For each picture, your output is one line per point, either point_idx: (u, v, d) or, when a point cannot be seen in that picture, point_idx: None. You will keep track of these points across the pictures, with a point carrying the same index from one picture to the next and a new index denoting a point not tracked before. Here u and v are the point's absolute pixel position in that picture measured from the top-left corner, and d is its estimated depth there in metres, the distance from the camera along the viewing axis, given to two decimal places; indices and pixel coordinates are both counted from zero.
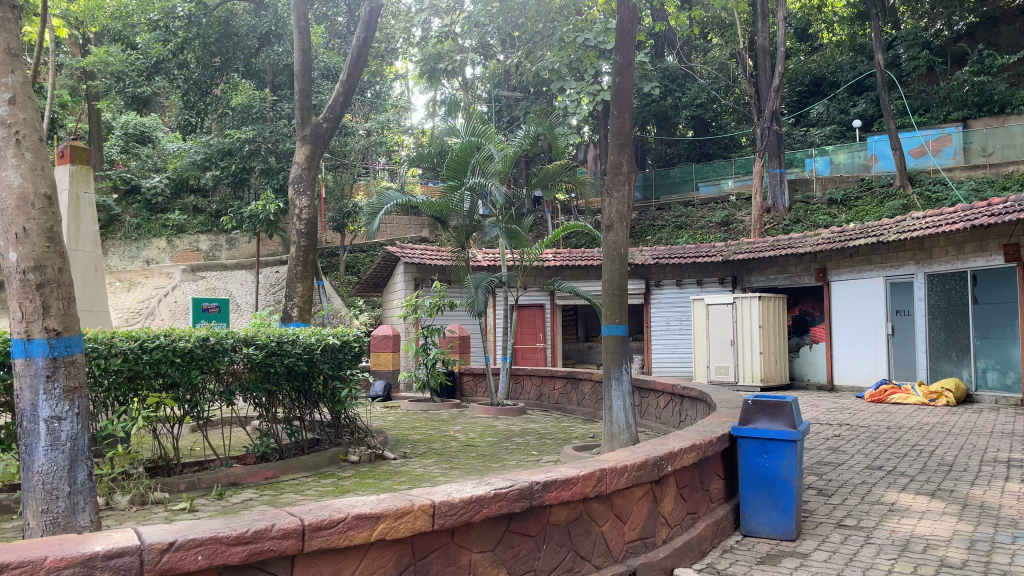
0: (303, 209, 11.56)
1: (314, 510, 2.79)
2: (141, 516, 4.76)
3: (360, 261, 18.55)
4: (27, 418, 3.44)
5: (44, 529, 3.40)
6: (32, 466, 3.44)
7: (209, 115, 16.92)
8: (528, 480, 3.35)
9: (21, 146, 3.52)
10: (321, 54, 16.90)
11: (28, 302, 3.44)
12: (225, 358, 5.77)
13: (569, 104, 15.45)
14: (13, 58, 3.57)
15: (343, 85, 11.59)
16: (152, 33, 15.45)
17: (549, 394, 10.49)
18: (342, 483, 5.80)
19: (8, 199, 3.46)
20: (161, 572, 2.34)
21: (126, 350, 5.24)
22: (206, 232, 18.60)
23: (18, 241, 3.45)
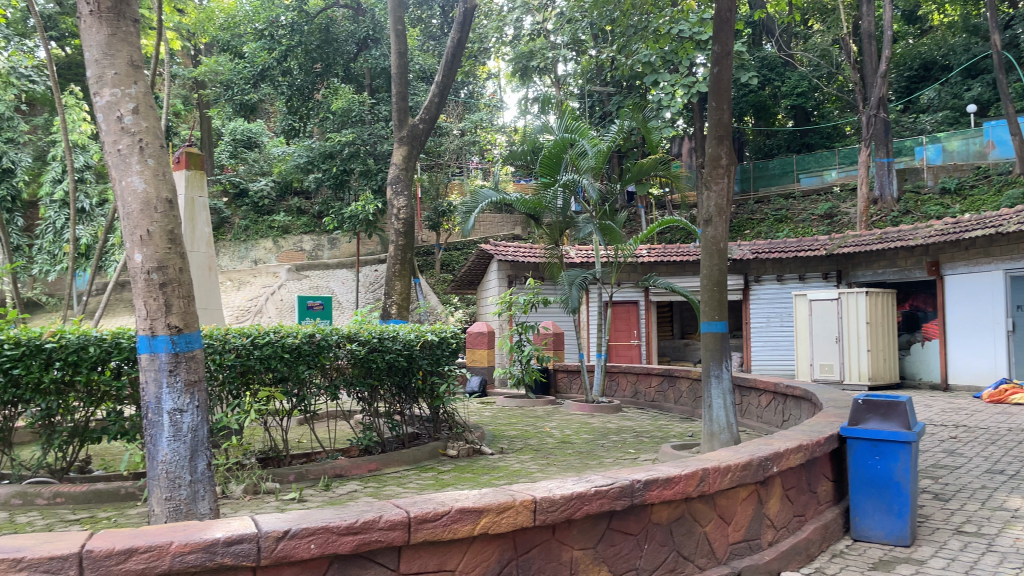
0: (401, 209, 11.84)
1: (420, 503, 2.88)
2: (254, 505, 4.96)
3: (455, 260, 18.81)
4: (152, 410, 3.65)
5: (167, 515, 3.58)
6: (157, 456, 3.62)
7: (311, 120, 17.47)
8: (628, 478, 3.32)
9: (145, 153, 3.73)
10: (417, 56, 17.24)
11: (153, 300, 3.64)
12: (329, 354, 5.97)
13: (663, 97, 15.17)
14: (136, 70, 3.78)
15: (438, 87, 11.73)
16: (259, 42, 16.22)
17: (645, 392, 10.36)
18: (442, 477, 5.89)
19: (133, 204, 3.66)
20: (277, 559, 2.49)
21: (239, 346, 5.53)
22: (309, 232, 19.19)
23: (143, 242, 3.66)
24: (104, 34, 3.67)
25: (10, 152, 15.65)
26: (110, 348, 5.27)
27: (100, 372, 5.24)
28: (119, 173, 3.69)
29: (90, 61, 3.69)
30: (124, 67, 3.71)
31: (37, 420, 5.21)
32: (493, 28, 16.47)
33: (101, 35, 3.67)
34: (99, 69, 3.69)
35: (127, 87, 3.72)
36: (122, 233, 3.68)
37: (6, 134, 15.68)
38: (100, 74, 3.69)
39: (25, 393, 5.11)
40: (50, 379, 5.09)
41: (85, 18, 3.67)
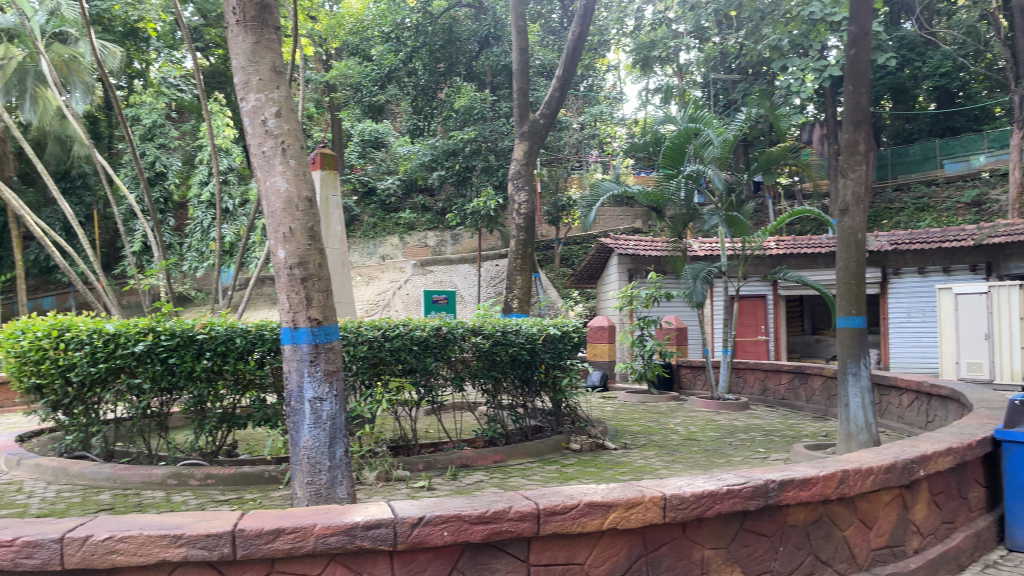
0: (522, 204, 11.95)
1: (549, 495, 2.98)
2: (386, 491, 5.15)
3: (575, 254, 18.78)
4: (295, 398, 3.85)
5: (309, 498, 3.77)
6: (299, 442, 3.83)
7: (436, 118, 17.93)
8: (762, 478, 3.22)
9: (287, 155, 3.92)
10: (537, 51, 17.29)
11: (295, 295, 3.84)
12: (455, 347, 6.13)
13: (792, 83, 14.57)
14: (278, 75, 3.97)
15: (559, 81, 11.71)
16: (386, 45, 16.77)
17: (774, 389, 10.01)
18: (566, 470, 5.89)
19: (277, 202, 3.87)
20: (412, 544, 2.71)
21: (372, 338, 5.77)
22: (434, 228, 19.71)
23: (286, 239, 3.86)
24: (249, 42, 3.89)
25: (162, 156, 16.83)
26: (255, 339, 5.60)
27: (245, 362, 5.57)
28: (264, 173, 3.90)
29: (238, 69, 3.93)
30: (268, 73, 3.90)
31: (190, 407, 5.60)
32: (613, 20, 16.35)
33: (247, 43, 3.89)
34: (245, 75, 3.91)
35: (270, 91, 3.92)
36: (267, 231, 3.90)
37: (159, 140, 16.85)
38: (247, 80, 3.91)
39: (179, 380, 5.49)
40: (202, 367, 5.46)
41: (232, 28, 3.90)
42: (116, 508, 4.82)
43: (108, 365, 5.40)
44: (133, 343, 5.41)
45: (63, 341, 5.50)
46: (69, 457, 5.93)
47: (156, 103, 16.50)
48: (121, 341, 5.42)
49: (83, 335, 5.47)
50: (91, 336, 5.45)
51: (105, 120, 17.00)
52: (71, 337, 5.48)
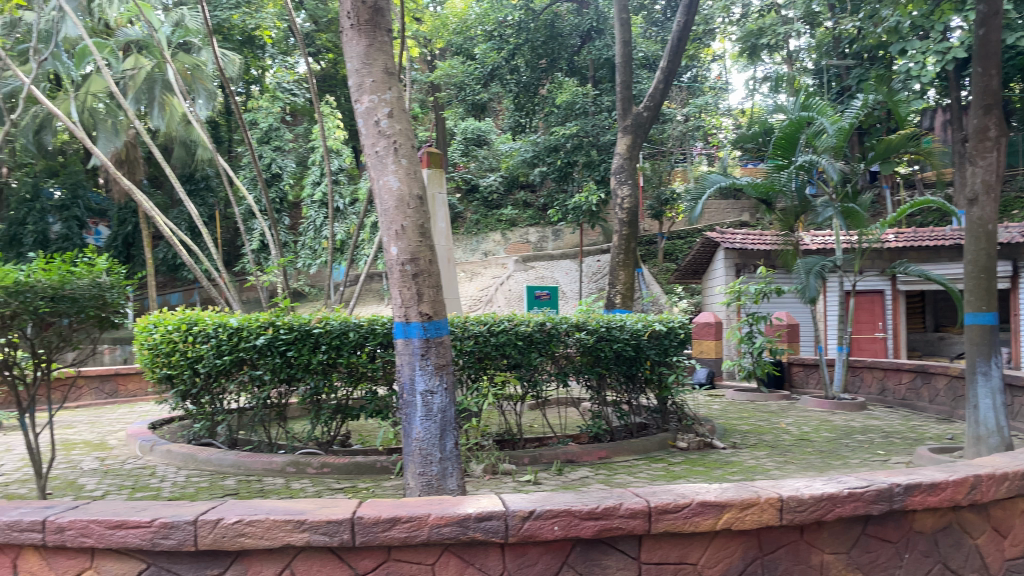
0: (625, 198, 11.84)
1: (661, 493, 2.95)
2: (493, 484, 5.21)
3: (679, 249, 18.44)
4: (407, 391, 3.96)
5: (421, 489, 3.86)
6: (412, 434, 3.93)
7: (537, 115, 17.98)
8: (887, 482, 3.07)
9: (399, 154, 4.01)
10: (640, 43, 17.04)
11: (407, 290, 3.94)
12: (559, 343, 6.15)
13: (911, 67, 13.84)
14: (390, 76, 4.07)
15: (663, 73, 11.50)
16: (489, 43, 16.86)
17: (894, 389, 9.54)
18: (673, 468, 5.79)
19: (389, 200, 3.98)
20: (523, 538, 2.76)
21: (477, 333, 5.89)
22: (535, 224, 19.89)
23: (398, 236, 3.96)
24: (363, 45, 4.01)
25: (278, 159, 17.43)
26: (367, 333, 5.79)
27: (358, 356, 5.76)
28: (377, 173, 4.02)
29: (353, 72, 4.06)
30: (380, 74, 4.01)
31: (307, 398, 5.84)
32: (720, 9, 15.97)
33: (361, 47, 4.01)
34: (360, 78, 4.03)
35: (382, 92, 4.02)
36: (381, 228, 4.01)
37: (275, 143, 17.49)
38: (361, 82, 4.03)
39: (297, 373, 5.73)
40: (318, 360, 5.69)
41: (347, 32, 4.04)
42: (241, 493, 5.08)
43: (232, 357, 5.69)
44: (255, 337, 5.68)
45: (191, 334, 5.86)
46: (197, 444, 6.29)
47: (272, 107, 17.21)
48: (243, 334, 5.71)
49: (209, 329, 5.80)
50: (216, 329, 5.77)
51: (225, 125, 17.92)
52: (199, 330, 5.82)
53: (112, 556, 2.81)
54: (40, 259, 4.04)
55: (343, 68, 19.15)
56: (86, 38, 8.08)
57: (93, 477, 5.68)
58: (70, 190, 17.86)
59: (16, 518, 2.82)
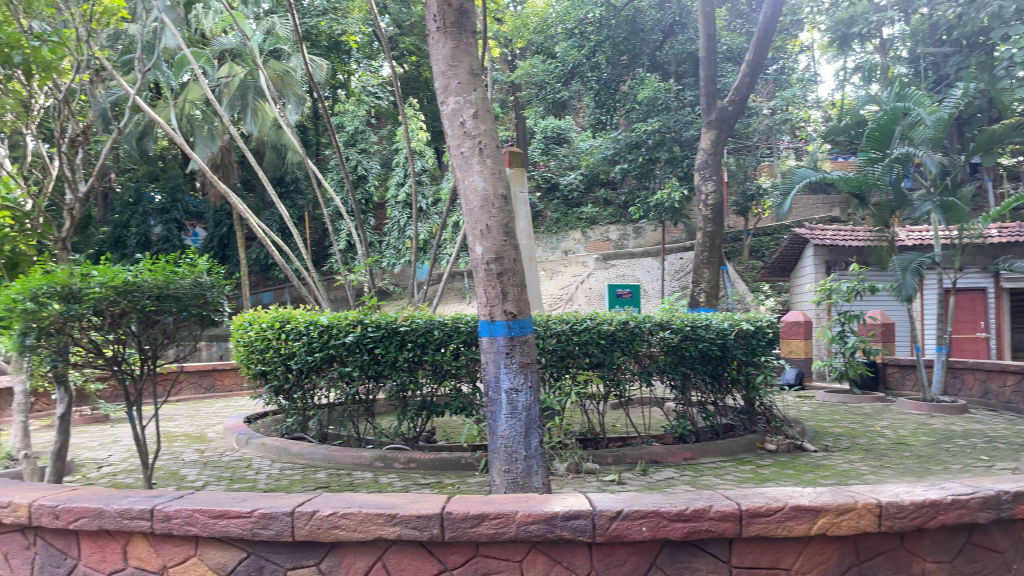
0: (709, 194, 11.64)
1: (752, 496, 2.90)
2: (577, 484, 5.21)
3: (766, 245, 18.00)
4: (493, 389, 4.01)
5: (506, 486, 3.90)
6: (497, 431, 3.97)
7: (618, 111, 17.84)
8: (994, 489, 2.93)
9: (484, 154, 4.05)
10: (724, 35, 16.68)
11: (492, 289, 3.98)
12: (643, 342, 6.10)
13: (1015, 53, 13.10)
14: (476, 78, 4.11)
15: (749, 66, 11.21)
16: (570, 41, 17.07)
17: (998, 392, 9.06)
18: (762, 471, 5.65)
19: (474, 200, 4.03)
20: (611, 538, 2.75)
21: (560, 331, 5.92)
22: (616, 222, 19.60)
23: (484, 235, 4.00)
24: (448, 48, 4.07)
25: (364, 161, 17.76)
26: (451, 331, 5.88)
27: (443, 353, 5.86)
28: (463, 173, 4.07)
29: (439, 74, 4.12)
30: (466, 76, 4.05)
31: (393, 394, 5.98)
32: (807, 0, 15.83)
33: (446, 49, 4.07)
34: (446, 79, 4.09)
35: (468, 94, 4.07)
36: (466, 227, 4.06)
37: (360, 146, 17.80)
38: (447, 84, 4.09)
39: (384, 369, 5.87)
40: (404, 357, 5.82)
41: (433, 35, 4.10)
42: (331, 487, 5.23)
43: (322, 353, 5.88)
44: (344, 334, 5.86)
45: (284, 332, 6.08)
46: (289, 438, 6.51)
47: (358, 110, 17.61)
48: (333, 332, 5.89)
49: (301, 327, 6.01)
50: (308, 327, 5.98)
51: (313, 129, 18.45)
52: (291, 328, 6.04)
53: (215, 544, 2.94)
54: (146, 260, 4.27)
55: (426, 71, 19.47)
56: (183, 48, 8.41)
57: (194, 468, 5.95)
58: (170, 193, 18.75)
59: (126, 505, 2.98)
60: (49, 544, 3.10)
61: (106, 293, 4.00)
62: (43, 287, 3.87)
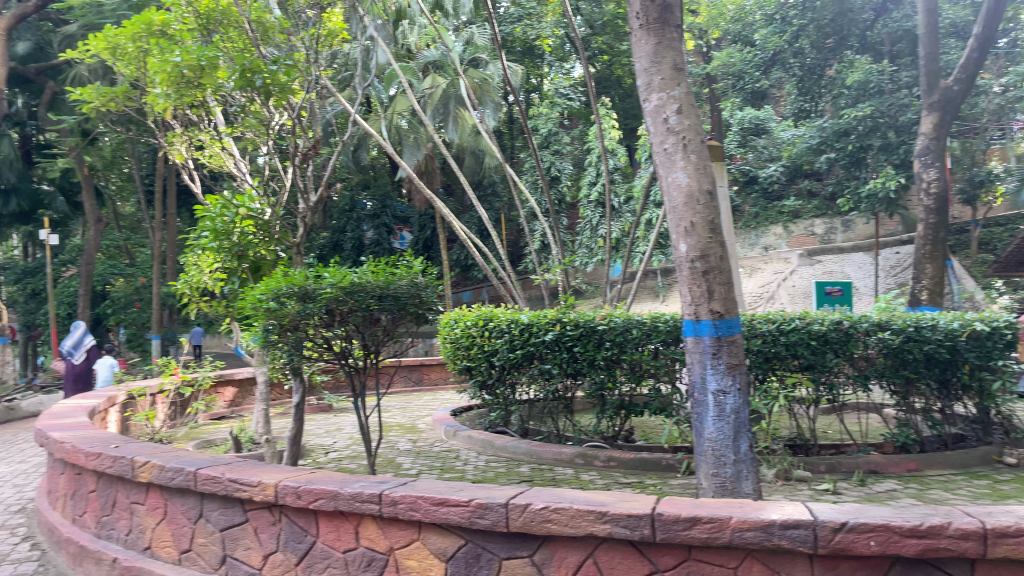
0: (931, 182, 10.64)
1: (997, 515, 2.63)
2: (788, 491, 5.01)
3: (998, 237, 16.24)
4: (699, 390, 3.93)
5: (714, 490, 3.81)
6: (704, 434, 3.89)
7: (824, 98, 16.84)
8: None
9: (688, 150, 3.97)
10: (946, 8, 15.26)
11: (697, 287, 3.89)
12: (857, 343, 5.71)
13: None
14: (679, 72, 4.04)
15: (978, 40, 10.20)
16: (770, 27, 16.23)
17: None
18: (1001, 487, 5.10)
19: (678, 197, 3.96)
20: (834, 550, 2.60)
21: (766, 332, 5.74)
22: (822, 215, 18.54)
23: (688, 233, 3.92)
24: (651, 44, 4.03)
25: (557, 162, 18.03)
26: (650, 330, 5.79)
27: (641, 353, 5.80)
28: (666, 170, 4.02)
29: (642, 71, 4.10)
30: (669, 72, 4.00)
31: (592, 393, 6.02)
32: None
33: (649, 45, 4.03)
34: (648, 76, 4.06)
35: (671, 89, 4.01)
36: (670, 226, 4.00)
37: (553, 147, 18.07)
38: (650, 81, 4.06)
39: (583, 368, 5.95)
40: (604, 356, 5.84)
41: (636, 32, 4.09)
42: (535, 481, 5.38)
43: (523, 351, 6.10)
44: (544, 332, 6.02)
45: (488, 329, 6.35)
46: (493, 432, 6.77)
47: (551, 112, 17.91)
48: (533, 330, 6.08)
49: (503, 325, 6.25)
50: (509, 325, 6.20)
51: (509, 133, 19.03)
52: (494, 326, 6.31)
53: (436, 530, 3.11)
54: (369, 263, 4.62)
55: (618, 69, 19.47)
56: (391, 63, 8.88)
57: (408, 457, 6.36)
58: (380, 200, 20.14)
59: (358, 489, 3.22)
60: (292, 521, 3.42)
61: (335, 294, 4.36)
62: (283, 288, 4.36)
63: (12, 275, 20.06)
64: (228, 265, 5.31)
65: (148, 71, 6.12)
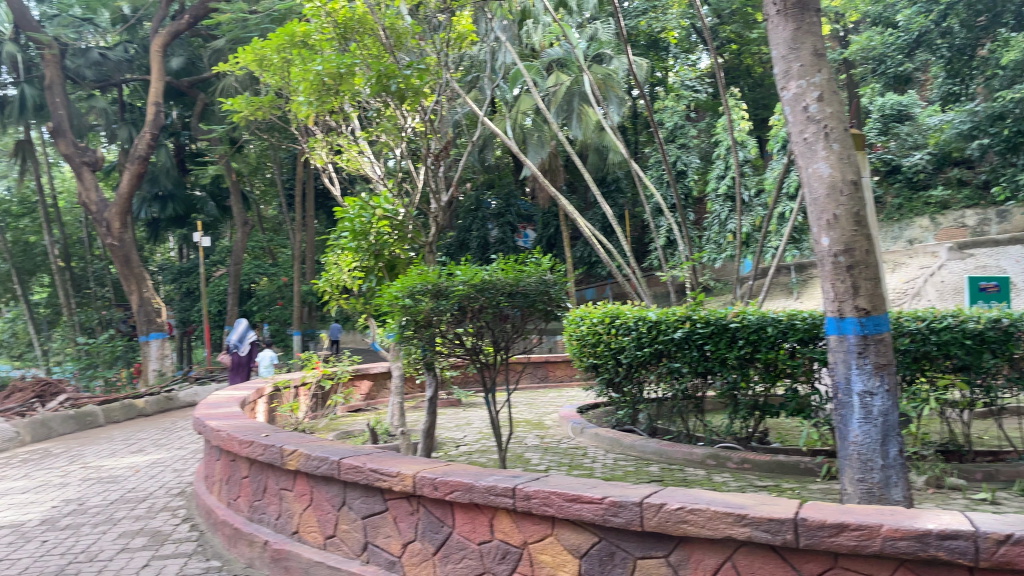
0: None
1: None
2: (940, 500, 4.68)
3: None
4: (843, 390, 3.75)
5: (861, 496, 3.64)
6: (848, 437, 3.71)
7: (975, 80, 15.76)
8: None
9: (830, 138, 3.78)
10: None
11: (841, 283, 3.70)
12: (1019, 343, 5.23)
13: None
14: (820, 58, 3.86)
15: None
16: (914, 8, 15.54)
17: None
18: None
19: (819, 189, 3.78)
20: (998, 564, 2.41)
21: (915, 330, 5.41)
22: (973, 205, 17.28)
23: (831, 226, 3.73)
24: (789, 30, 3.88)
25: (683, 156, 17.68)
26: (786, 328, 5.55)
27: (777, 352, 5.57)
28: (806, 161, 3.85)
29: (779, 59, 3.95)
30: (809, 57, 3.83)
31: (724, 392, 5.86)
32: None
33: (787, 31, 3.89)
34: (786, 64, 3.91)
35: (811, 76, 3.84)
36: (811, 219, 3.83)
37: (680, 141, 17.73)
38: (788, 68, 3.90)
39: (715, 367, 5.80)
40: (735, 355, 5.65)
41: (773, 19, 3.95)
42: (665, 481, 5.29)
43: (651, 348, 6.02)
44: (673, 330, 5.91)
45: (615, 327, 6.31)
46: (620, 430, 6.73)
47: (677, 106, 17.58)
48: (661, 327, 5.98)
49: (630, 322, 6.20)
50: (637, 322, 6.13)
51: (633, 128, 18.85)
52: (621, 323, 6.26)
53: (570, 526, 3.11)
54: (499, 261, 4.68)
55: (748, 58, 18.91)
56: (517, 63, 8.92)
57: (537, 452, 6.41)
58: (505, 199, 20.42)
59: (492, 483, 3.27)
60: (429, 512, 3.51)
61: (467, 291, 4.45)
62: (418, 286, 4.50)
63: (170, 275, 21.76)
64: (366, 264, 5.55)
65: (291, 80, 6.48)
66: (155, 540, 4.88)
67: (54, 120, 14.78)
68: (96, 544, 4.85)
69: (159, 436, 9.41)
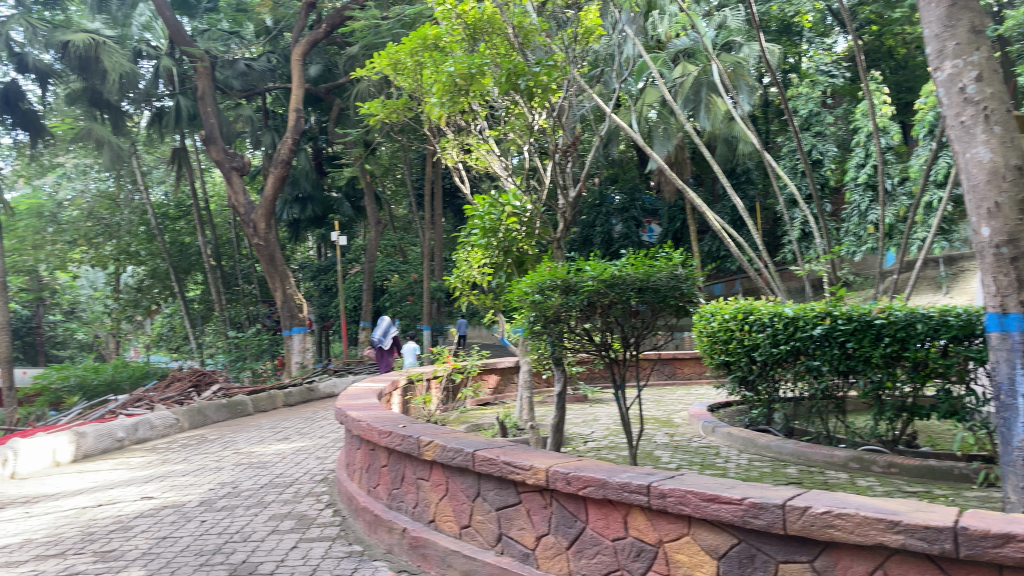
0: None
1: None
2: None
3: None
4: (1006, 392, 3.48)
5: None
6: (1013, 442, 3.45)
7: None
8: None
9: (991, 121, 3.51)
10: None
11: (1004, 276, 3.44)
12: None
13: None
14: (979, 34, 3.58)
15: None
16: None
17: None
18: None
19: (979, 175, 3.52)
20: None
21: None
22: None
23: (992, 215, 3.47)
24: (944, 7, 3.64)
25: (819, 144, 16.91)
26: (938, 325, 5.22)
27: (927, 350, 5.22)
28: (964, 145, 3.59)
29: (932, 38, 3.72)
30: (966, 35, 3.57)
31: (868, 392, 5.57)
32: None
33: (942, 9, 3.65)
34: (941, 43, 3.66)
35: (969, 55, 3.57)
36: (969, 208, 3.58)
37: (815, 129, 17.00)
38: (942, 48, 3.65)
39: (858, 365, 5.51)
40: (881, 353, 5.34)
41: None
42: (804, 483, 5.10)
43: (788, 346, 5.79)
44: (812, 327, 5.66)
45: (748, 323, 6.10)
46: (754, 429, 6.53)
47: (812, 92, 16.83)
48: (799, 324, 5.74)
49: (765, 318, 5.98)
50: (772, 319, 5.91)
51: (763, 117, 18.22)
52: (754, 319, 6.05)
53: (707, 526, 3.04)
54: (630, 255, 4.63)
55: (889, 39, 17.86)
56: (642, 55, 8.73)
57: (666, 450, 6.32)
58: (629, 193, 20.22)
59: (627, 479, 3.25)
60: (562, 506, 3.53)
61: (597, 286, 4.42)
62: (548, 282, 4.52)
63: (309, 273, 22.93)
64: (495, 260, 5.64)
65: (424, 82, 6.66)
66: (302, 523, 5.16)
67: (206, 129, 15.86)
68: (249, 525, 5.18)
69: (302, 425, 9.94)
